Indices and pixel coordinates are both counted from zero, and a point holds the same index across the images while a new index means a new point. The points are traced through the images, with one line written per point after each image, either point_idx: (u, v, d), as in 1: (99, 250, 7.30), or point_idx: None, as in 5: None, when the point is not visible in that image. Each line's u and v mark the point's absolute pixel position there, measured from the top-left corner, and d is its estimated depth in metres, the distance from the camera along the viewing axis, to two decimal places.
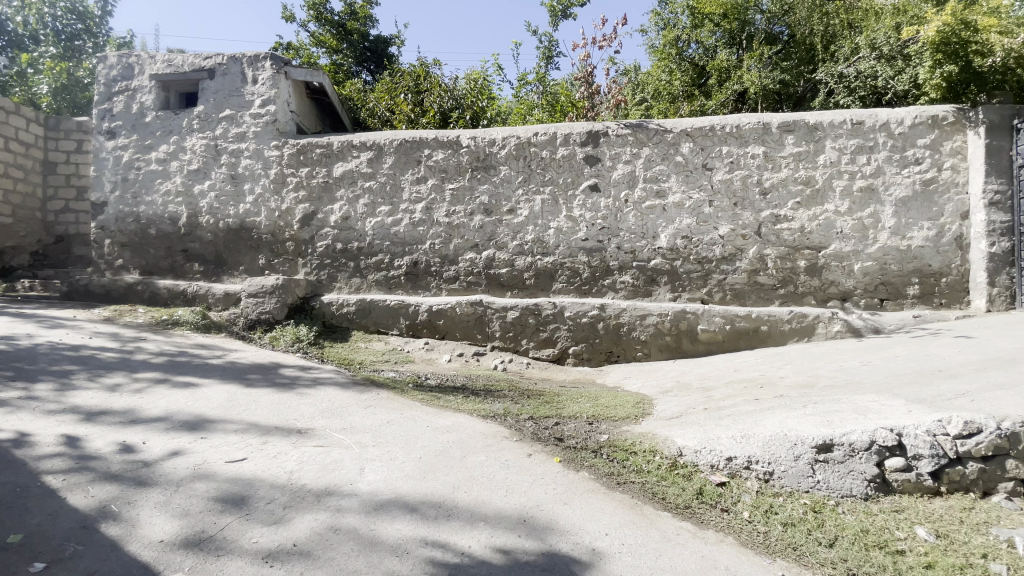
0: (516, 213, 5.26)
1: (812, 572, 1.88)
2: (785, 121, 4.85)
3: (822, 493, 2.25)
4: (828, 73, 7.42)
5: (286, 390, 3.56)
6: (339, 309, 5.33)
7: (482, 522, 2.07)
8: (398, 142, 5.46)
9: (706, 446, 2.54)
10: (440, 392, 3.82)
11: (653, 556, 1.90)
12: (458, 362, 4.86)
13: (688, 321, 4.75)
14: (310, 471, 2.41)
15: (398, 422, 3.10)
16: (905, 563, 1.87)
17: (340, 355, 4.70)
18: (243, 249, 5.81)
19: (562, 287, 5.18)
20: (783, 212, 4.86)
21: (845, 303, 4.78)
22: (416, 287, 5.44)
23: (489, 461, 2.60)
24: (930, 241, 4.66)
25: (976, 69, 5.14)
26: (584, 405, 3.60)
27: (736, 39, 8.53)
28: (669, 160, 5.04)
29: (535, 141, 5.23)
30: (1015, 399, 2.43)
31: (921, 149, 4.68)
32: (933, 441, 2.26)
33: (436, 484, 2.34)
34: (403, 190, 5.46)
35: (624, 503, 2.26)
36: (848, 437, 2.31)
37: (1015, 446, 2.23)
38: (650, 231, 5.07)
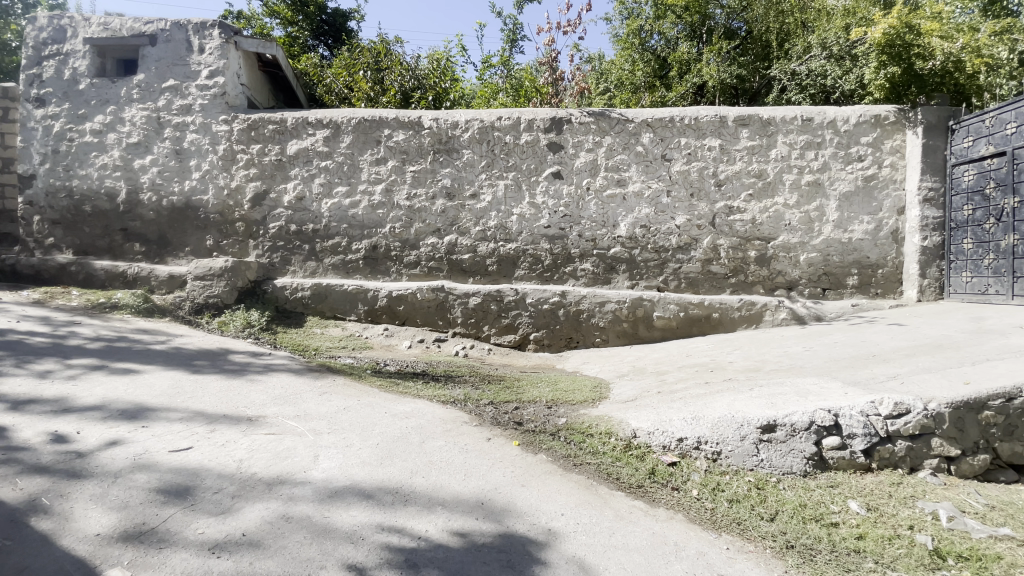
0: (479, 198, 5.22)
1: (754, 544, 1.97)
2: (741, 115, 4.99)
3: (765, 471, 2.38)
4: (782, 70, 7.64)
5: (236, 377, 3.42)
6: (293, 293, 5.15)
7: (440, 506, 2.07)
8: (356, 120, 5.28)
9: (658, 427, 2.63)
10: (399, 378, 3.78)
11: (607, 534, 1.95)
12: (418, 348, 4.81)
13: (645, 308, 4.87)
14: (260, 459, 2.33)
15: (355, 408, 3.05)
16: (838, 534, 2.00)
17: (295, 341, 4.54)
18: (190, 229, 5.50)
19: (524, 274, 5.19)
20: (736, 204, 5.04)
21: (791, 292, 5.02)
22: (375, 272, 5.32)
23: (448, 446, 2.60)
24: (869, 234, 4.94)
25: (917, 72, 5.47)
26: (543, 389, 3.65)
27: (696, 32, 8.65)
28: (630, 149, 5.11)
29: (499, 126, 5.18)
30: (939, 381, 2.63)
31: (863, 146, 4.93)
32: (866, 421, 2.42)
33: (393, 470, 2.32)
34: (362, 171, 5.30)
35: (580, 483, 2.31)
36: (789, 418, 2.44)
37: (938, 425, 2.42)
38: (611, 219, 5.13)
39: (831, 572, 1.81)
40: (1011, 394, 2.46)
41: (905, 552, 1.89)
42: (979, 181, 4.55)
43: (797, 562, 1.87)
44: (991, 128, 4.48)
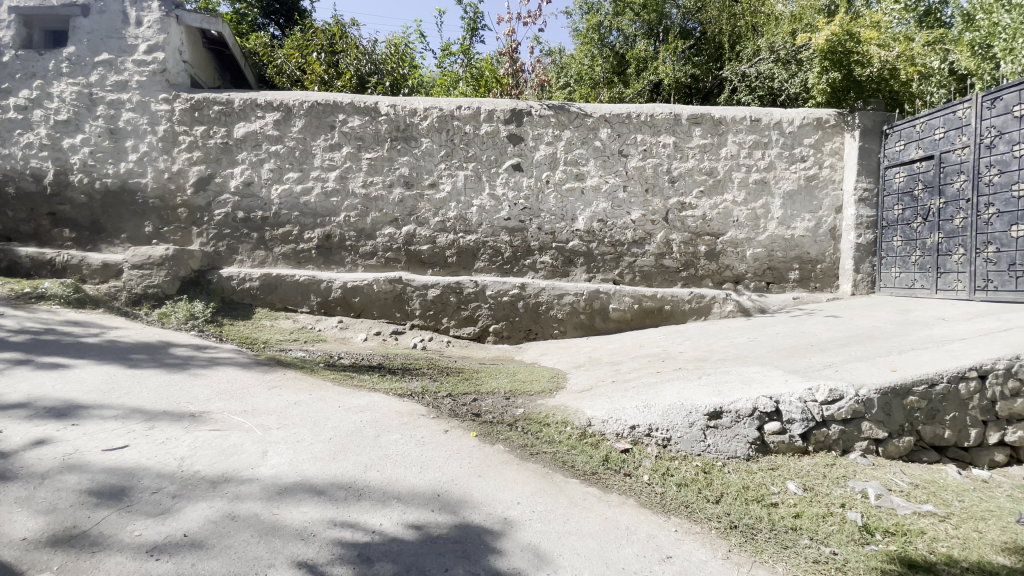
0: (438, 187, 5.14)
1: (701, 525, 2.05)
2: (694, 113, 5.15)
3: (712, 456, 2.49)
4: (733, 72, 7.84)
5: (177, 371, 3.24)
6: (240, 284, 4.91)
7: (395, 500, 2.04)
8: (309, 104, 5.07)
9: (612, 416, 2.71)
10: (353, 371, 3.69)
11: (561, 520, 1.98)
12: (374, 341, 4.70)
13: (602, 301, 4.95)
14: (204, 456, 2.23)
15: (307, 402, 2.96)
16: (777, 513, 2.11)
17: (243, 334, 4.34)
18: (126, 214, 5.14)
19: (484, 266, 5.17)
20: (688, 200, 5.20)
21: (738, 286, 5.25)
22: (329, 262, 5.16)
23: (404, 439, 2.56)
24: (810, 231, 5.23)
25: (856, 78, 5.81)
26: (501, 380, 3.66)
27: (654, 31, 8.85)
28: (589, 144, 5.17)
29: (458, 115, 5.11)
30: (869, 369, 2.82)
31: (806, 147, 5.20)
32: (803, 407, 2.57)
33: (347, 465, 2.27)
34: (315, 157, 5.11)
35: (536, 472, 2.34)
36: (735, 405, 2.56)
37: (868, 410, 2.59)
38: (569, 213, 5.19)
39: (770, 549, 1.91)
40: (934, 380, 2.66)
41: (838, 529, 2.02)
42: (909, 183, 4.86)
43: (739, 541, 1.95)
44: (922, 132, 4.77)
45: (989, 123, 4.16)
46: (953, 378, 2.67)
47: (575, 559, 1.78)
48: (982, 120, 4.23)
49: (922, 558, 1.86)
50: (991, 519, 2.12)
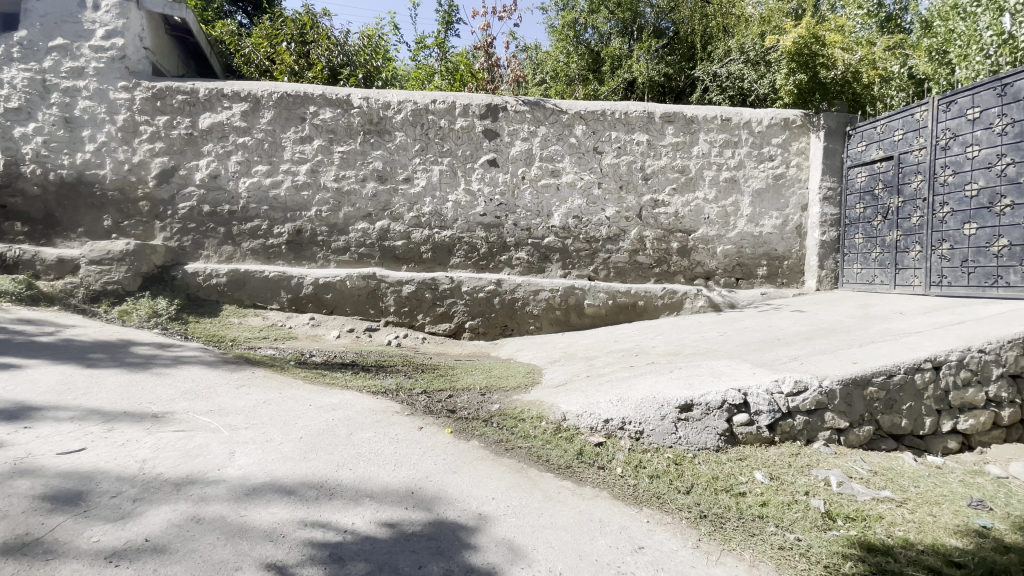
0: (413, 182, 5.08)
1: (672, 515, 2.08)
2: (667, 112, 5.23)
3: (683, 447, 2.55)
4: (705, 72, 7.98)
5: (139, 370, 3.12)
6: (206, 280, 4.74)
7: (368, 498, 2.01)
8: (278, 95, 4.94)
9: (587, 410, 2.75)
10: (325, 369, 3.62)
11: (535, 515, 1.98)
12: (347, 338, 4.62)
13: (576, 296, 4.98)
14: (168, 458, 2.15)
15: (277, 401, 2.89)
16: (745, 502, 2.16)
17: (209, 331, 4.20)
18: (83, 208, 4.90)
19: (459, 262, 5.14)
20: (661, 197, 5.28)
21: (708, 282, 5.36)
22: (300, 258, 5.04)
23: (378, 437, 2.53)
24: (777, 229, 5.38)
25: (821, 80, 5.99)
26: (477, 376, 3.66)
27: (628, 29, 8.94)
28: (564, 141, 5.19)
29: (433, 109, 5.05)
30: (832, 361, 2.93)
31: (774, 147, 5.34)
32: (770, 399, 2.65)
33: (318, 464, 2.22)
34: (284, 149, 4.98)
35: (511, 467, 2.34)
36: (704, 398, 2.62)
37: (831, 400, 2.69)
38: (545, 209, 5.20)
39: (738, 537, 1.95)
40: (892, 371, 2.77)
41: (802, 516, 2.08)
42: (870, 182, 5.05)
43: (709, 530, 1.99)
44: (881, 134, 4.96)
45: (945, 126, 4.31)
46: (910, 369, 2.79)
47: (549, 552, 1.78)
48: (938, 122, 4.38)
49: (881, 542, 1.93)
50: (944, 503, 2.22)
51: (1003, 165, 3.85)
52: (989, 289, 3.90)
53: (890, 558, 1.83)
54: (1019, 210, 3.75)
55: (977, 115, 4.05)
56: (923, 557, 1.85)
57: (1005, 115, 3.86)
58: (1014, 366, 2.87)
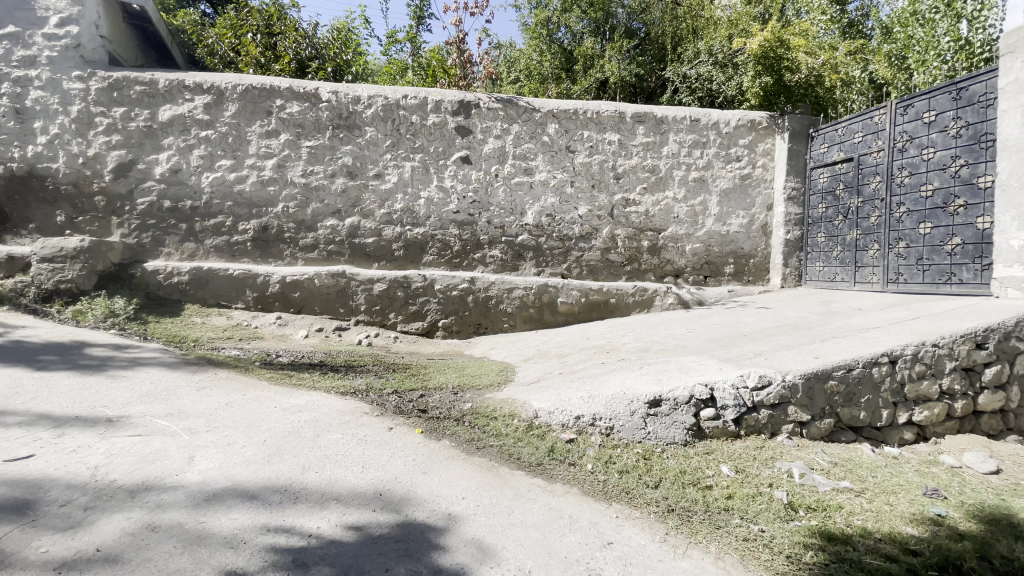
0: (384, 178, 5.00)
1: (640, 510, 2.10)
2: (638, 112, 5.29)
3: (652, 443, 2.58)
4: (675, 73, 8.09)
5: (93, 373, 2.97)
6: (167, 278, 4.56)
7: (334, 501, 1.95)
8: (242, 87, 4.79)
9: (559, 407, 2.76)
10: (292, 370, 3.53)
11: (505, 513, 1.97)
12: (316, 337, 4.52)
13: (550, 294, 4.99)
14: (122, 464, 2.05)
15: (240, 403, 2.80)
16: (711, 495, 2.20)
17: (170, 332, 4.04)
18: (33, 202, 4.65)
19: (432, 260, 5.09)
20: (632, 196, 5.34)
21: (678, 279, 5.46)
22: (266, 255, 4.91)
23: (345, 438, 2.47)
24: (744, 227, 5.51)
25: (786, 83, 6.19)
26: (449, 375, 3.62)
27: (600, 29, 9.02)
28: (537, 139, 5.20)
29: (404, 105, 4.98)
30: (795, 356, 3.01)
31: (741, 148, 5.47)
32: (736, 393, 2.71)
33: (283, 467, 2.16)
34: (250, 144, 4.84)
35: (482, 466, 2.32)
36: (673, 393, 2.67)
37: (794, 394, 2.76)
38: (518, 207, 5.20)
39: (704, 530, 1.98)
40: (852, 365, 2.86)
41: (766, 507, 2.13)
42: (832, 183, 5.22)
43: (676, 524, 2.01)
44: (842, 136, 5.12)
45: (902, 128, 4.46)
46: (868, 363, 2.89)
47: (518, 551, 1.77)
48: (896, 125, 4.53)
49: (841, 532, 1.98)
50: (900, 492, 2.31)
51: (958, 167, 3.96)
52: (943, 285, 4.04)
53: (850, 547, 1.89)
54: (971, 210, 3.87)
55: (933, 118, 4.18)
56: (881, 545, 1.91)
57: (961, 118, 3.96)
58: (965, 359, 3.01)
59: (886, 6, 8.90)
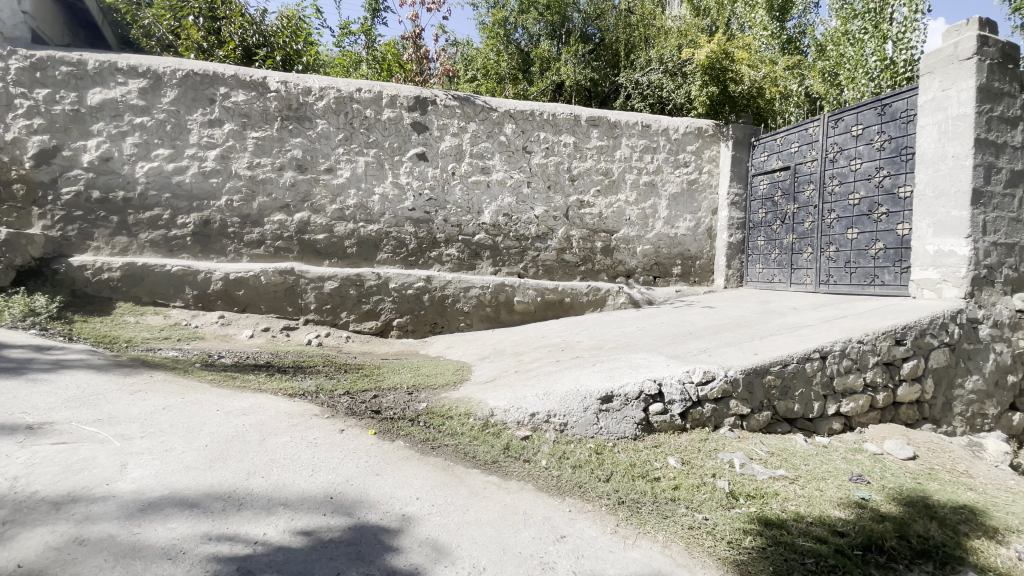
0: (336, 173, 4.86)
1: (591, 503, 2.16)
2: (592, 116, 5.43)
3: (604, 437, 2.67)
4: (628, 79, 8.21)
5: (9, 377, 2.72)
6: (95, 275, 4.24)
7: (282, 506, 1.88)
8: (183, 73, 4.53)
9: (514, 405, 2.80)
10: (235, 371, 3.37)
11: (459, 512, 1.97)
12: (262, 338, 4.35)
13: (506, 293, 5.01)
14: (45, 473, 1.89)
15: (178, 407, 2.65)
16: (659, 487, 2.29)
17: (99, 332, 3.76)
18: None
19: (387, 258, 4.99)
20: (586, 198, 5.47)
21: (629, 279, 5.63)
22: (207, 251, 4.65)
23: (294, 441, 2.39)
24: (690, 230, 5.78)
25: (730, 93, 6.60)
26: (404, 375, 3.57)
27: (557, 32, 9.20)
28: (494, 138, 5.22)
29: (358, 98, 4.87)
30: (736, 353, 3.18)
31: (688, 154, 5.73)
32: (682, 388, 2.84)
33: (226, 473, 2.06)
34: (190, 133, 4.58)
35: (437, 466, 2.31)
36: (624, 389, 2.77)
37: (735, 389, 2.91)
38: (475, 206, 5.19)
39: (653, 520, 2.06)
40: (787, 360, 3.05)
41: (709, 496, 2.24)
42: (771, 190, 5.53)
43: (626, 515, 2.08)
44: (781, 146, 5.44)
45: (833, 140, 4.79)
46: (802, 359, 3.08)
47: (472, 548, 1.77)
48: (828, 137, 4.86)
49: (777, 517, 2.11)
50: (829, 478, 2.49)
51: (881, 177, 4.29)
52: (868, 286, 4.36)
53: (784, 531, 2.02)
54: (893, 217, 4.19)
55: (860, 132, 4.52)
56: (812, 528, 2.05)
57: (883, 132, 4.30)
58: (886, 354, 3.28)
59: (820, 25, 9.50)
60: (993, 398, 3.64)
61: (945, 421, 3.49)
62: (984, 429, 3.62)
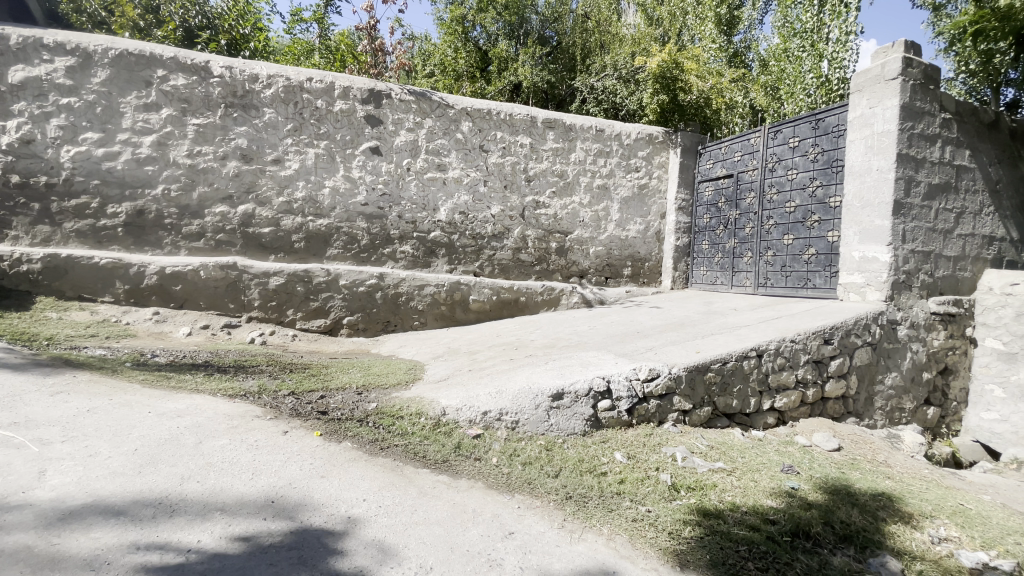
0: (284, 164, 4.69)
1: (540, 498, 2.19)
2: (549, 118, 5.50)
3: (554, 434, 2.72)
4: (584, 83, 8.36)
5: None
6: (13, 266, 3.91)
7: (219, 511, 1.80)
8: (116, 52, 4.23)
9: (466, 404, 2.80)
10: (171, 371, 3.18)
11: (408, 512, 1.95)
12: (201, 336, 4.13)
13: (461, 292, 4.99)
14: None
15: (105, 409, 2.47)
16: (606, 481, 2.36)
17: (15, 328, 3.45)
18: None
19: (337, 254, 4.85)
20: (542, 199, 5.54)
21: (582, 280, 5.75)
22: (141, 243, 4.37)
23: (233, 444, 2.29)
24: (640, 233, 5.98)
25: (680, 102, 6.87)
26: (354, 375, 3.50)
27: (515, 33, 9.23)
28: (450, 135, 5.19)
29: (309, 88, 4.72)
30: (680, 351, 3.31)
31: (640, 159, 5.93)
32: (629, 385, 2.93)
33: (156, 479, 1.95)
34: (123, 116, 4.28)
35: (385, 466, 2.28)
36: (574, 386, 2.82)
37: (678, 385, 3.03)
38: (430, 203, 5.15)
39: (599, 514, 2.12)
40: (726, 358, 3.20)
41: (653, 489, 2.32)
42: (715, 196, 5.78)
43: (573, 510, 2.13)
44: (725, 154, 5.70)
45: (773, 151, 5.06)
46: (740, 357, 3.25)
47: (420, 548, 1.76)
48: (768, 147, 5.13)
49: (715, 507, 2.22)
50: (763, 469, 2.64)
51: (815, 187, 4.56)
52: (801, 289, 4.64)
53: (721, 520, 2.12)
54: (824, 225, 4.47)
55: (797, 144, 4.80)
56: (747, 517, 2.17)
57: (817, 145, 4.58)
58: (815, 353, 3.50)
59: (764, 41, 10.00)
60: (910, 393, 3.96)
61: (867, 415, 3.78)
62: (901, 422, 3.94)
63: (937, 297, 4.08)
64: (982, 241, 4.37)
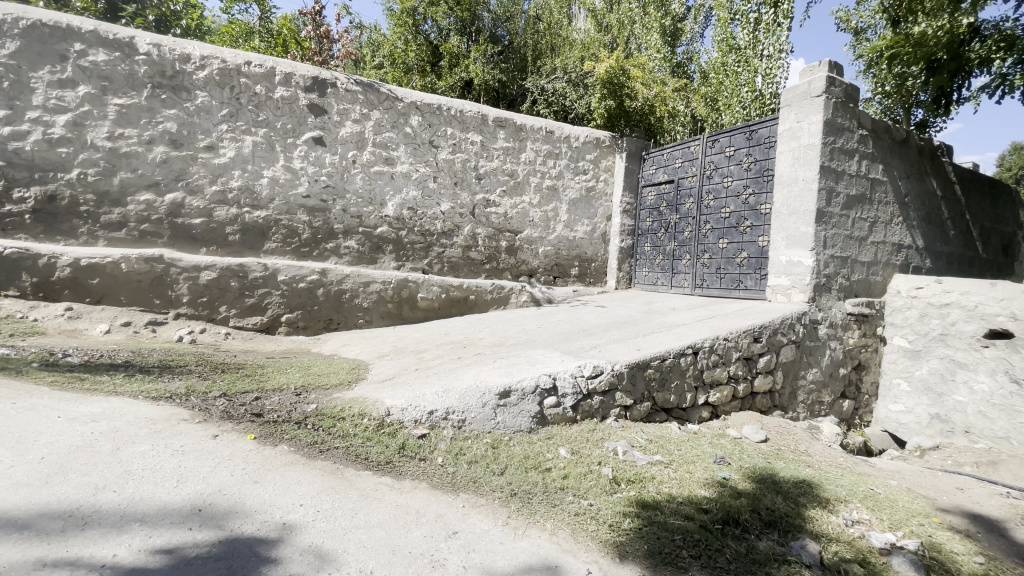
0: (218, 151, 4.42)
1: (485, 496, 2.20)
2: (499, 117, 5.52)
3: (500, 431, 2.73)
4: (535, 84, 8.38)
5: None
6: None
7: (138, 522, 1.67)
8: (26, 22, 3.85)
9: (412, 403, 2.75)
10: (85, 372, 2.92)
11: (348, 516, 1.90)
12: (121, 333, 3.82)
13: (409, 290, 4.90)
14: None
15: (7, 414, 2.24)
16: (551, 477, 2.40)
17: None
18: None
19: (276, 247, 4.64)
20: (492, 197, 5.55)
21: (531, 279, 5.80)
22: (52, 232, 3.98)
23: (155, 450, 2.14)
24: (587, 234, 6.12)
25: (626, 108, 7.13)
26: (292, 375, 3.36)
27: (466, 29, 9.07)
28: (399, 129, 5.08)
29: (247, 72, 4.47)
30: (622, 348, 3.41)
31: (587, 161, 6.07)
32: (574, 382, 2.99)
33: (66, 489, 1.78)
34: (33, 92, 3.89)
35: (325, 469, 2.21)
36: (521, 384, 2.85)
37: (620, 381, 3.13)
38: (377, 198, 5.02)
39: (542, 509, 2.15)
40: (665, 355, 3.34)
41: (595, 483, 2.38)
42: (657, 200, 6.00)
43: (517, 506, 2.14)
44: (666, 160, 5.92)
45: (710, 158, 5.31)
46: (677, 354, 3.39)
47: (360, 552, 1.71)
48: (706, 155, 5.38)
49: (652, 499, 2.31)
50: (697, 461, 2.77)
51: (748, 195, 4.84)
52: (734, 290, 4.91)
53: (658, 511, 2.21)
54: (755, 230, 4.75)
55: (733, 153, 5.06)
56: (682, 506, 2.27)
57: (750, 154, 4.86)
58: (745, 350, 3.72)
59: (705, 54, 10.47)
60: (828, 387, 4.29)
61: (790, 408, 4.06)
62: (820, 414, 4.25)
63: (853, 298, 4.45)
64: (892, 248, 4.80)
